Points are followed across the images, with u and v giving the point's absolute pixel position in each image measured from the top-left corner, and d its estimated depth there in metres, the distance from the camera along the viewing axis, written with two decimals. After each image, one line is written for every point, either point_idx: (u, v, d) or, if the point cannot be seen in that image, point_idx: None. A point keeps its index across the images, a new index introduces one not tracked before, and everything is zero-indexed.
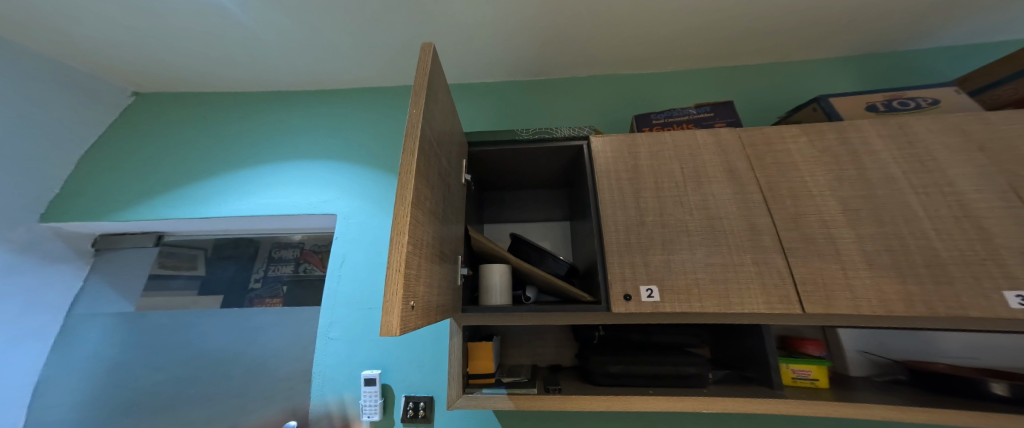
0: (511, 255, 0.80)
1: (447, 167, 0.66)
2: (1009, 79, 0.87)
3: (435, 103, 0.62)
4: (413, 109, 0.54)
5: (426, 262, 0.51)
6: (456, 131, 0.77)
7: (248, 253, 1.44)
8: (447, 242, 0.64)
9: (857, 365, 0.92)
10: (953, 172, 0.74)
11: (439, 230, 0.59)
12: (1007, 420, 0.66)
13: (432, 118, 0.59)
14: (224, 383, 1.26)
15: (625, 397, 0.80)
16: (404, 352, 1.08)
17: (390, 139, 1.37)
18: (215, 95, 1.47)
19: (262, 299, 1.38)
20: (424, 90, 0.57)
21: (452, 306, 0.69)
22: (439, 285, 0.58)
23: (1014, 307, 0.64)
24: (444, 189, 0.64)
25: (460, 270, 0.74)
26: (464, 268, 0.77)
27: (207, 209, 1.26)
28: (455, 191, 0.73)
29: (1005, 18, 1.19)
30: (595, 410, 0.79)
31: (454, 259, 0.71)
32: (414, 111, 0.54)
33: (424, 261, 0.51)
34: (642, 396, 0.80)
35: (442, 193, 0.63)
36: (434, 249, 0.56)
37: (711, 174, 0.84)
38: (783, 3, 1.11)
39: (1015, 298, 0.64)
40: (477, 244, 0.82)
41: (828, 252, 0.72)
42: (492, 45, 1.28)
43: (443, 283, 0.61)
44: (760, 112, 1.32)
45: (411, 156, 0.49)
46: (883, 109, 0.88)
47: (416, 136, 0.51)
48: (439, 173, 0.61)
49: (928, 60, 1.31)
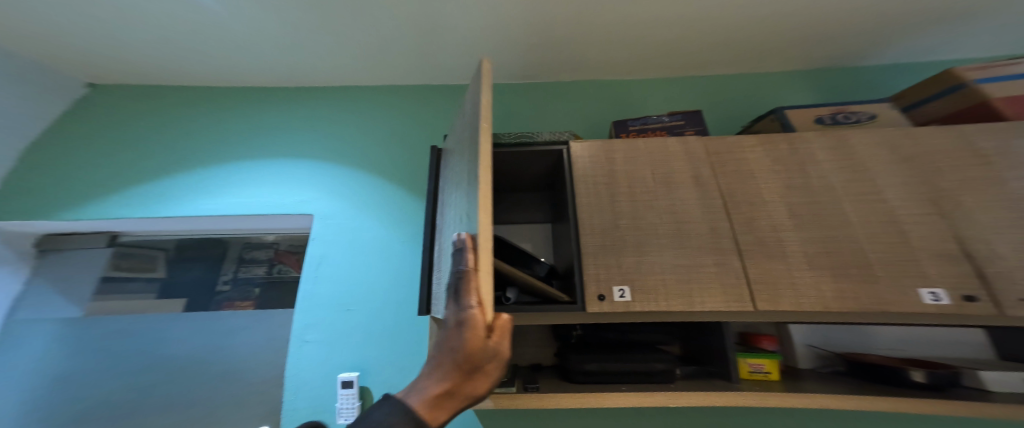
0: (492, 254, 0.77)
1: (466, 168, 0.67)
2: (932, 99, 0.97)
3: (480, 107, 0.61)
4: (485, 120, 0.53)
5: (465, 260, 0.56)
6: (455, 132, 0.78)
7: (215, 254, 1.39)
8: None
9: (805, 357, 1.00)
10: (882, 181, 0.82)
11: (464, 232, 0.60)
12: (924, 404, 0.73)
13: None
14: (186, 392, 1.21)
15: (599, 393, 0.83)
16: (384, 354, 1.08)
17: (370, 139, 1.36)
18: (183, 89, 1.42)
19: (231, 302, 1.34)
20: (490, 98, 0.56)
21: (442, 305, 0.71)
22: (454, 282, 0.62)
23: (928, 303, 0.70)
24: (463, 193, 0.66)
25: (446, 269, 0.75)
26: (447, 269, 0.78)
27: (171, 207, 1.21)
28: None
29: (941, 40, 1.30)
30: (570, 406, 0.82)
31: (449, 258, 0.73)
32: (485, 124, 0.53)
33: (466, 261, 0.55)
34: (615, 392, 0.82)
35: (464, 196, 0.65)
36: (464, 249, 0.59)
37: (679, 180, 0.88)
38: (748, 20, 1.19)
39: (928, 294, 0.71)
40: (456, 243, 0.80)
41: (778, 253, 0.78)
42: (472, 48, 1.29)
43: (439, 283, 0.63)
44: (727, 120, 1.39)
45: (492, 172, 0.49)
46: (829, 122, 0.95)
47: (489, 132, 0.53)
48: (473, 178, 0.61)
49: (875, 76, 1.42)
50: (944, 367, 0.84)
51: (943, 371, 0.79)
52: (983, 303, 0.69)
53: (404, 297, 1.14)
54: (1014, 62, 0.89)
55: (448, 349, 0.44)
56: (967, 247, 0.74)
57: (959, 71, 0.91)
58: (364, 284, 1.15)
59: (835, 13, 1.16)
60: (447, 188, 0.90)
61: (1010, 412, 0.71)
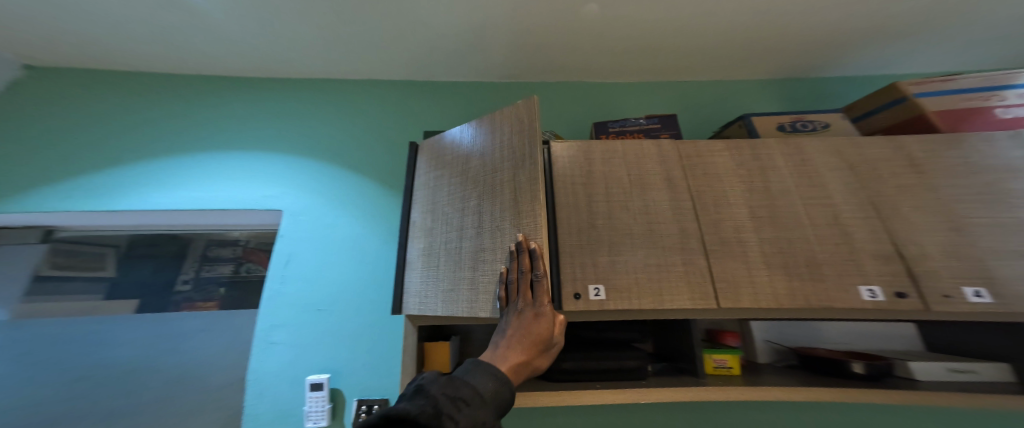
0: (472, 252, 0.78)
1: (482, 181, 0.78)
2: (879, 109, 1.04)
3: (510, 138, 0.77)
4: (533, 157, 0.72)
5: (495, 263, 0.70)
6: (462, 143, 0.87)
7: (169, 251, 1.31)
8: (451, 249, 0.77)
9: (763, 352, 1.04)
10: (832, 187, 0.87)
11: (494, 238, 0.71)
12: (863, 393, 0.79)
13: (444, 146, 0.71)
14: (134, 398, 1.14)
15: (576, 390, 0.80)
16: (357, 355, 1.05)
17: (344, 134, 1.32)
18: (140, 76, 1.33)
19: (192, 302, 1.28)
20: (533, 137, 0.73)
21: (441, 302, 0.76)
22: (473, 282, 0.72)
23: (866, 300, 0.76)
24: (480, 204, 0.77)
25: (439, 268, 0.79)
26: (432, 267, 0.81)
27: (124, 201, 1.14)
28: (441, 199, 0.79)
29: (894, 55, 1.40)
30: (547, 404, 0.79)
31: (448, 259, 0.78)
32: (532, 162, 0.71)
33: (497, 264, 0.69)
34: (591, 389, 0.80)
35: (481, 207, 0.76)
36: (488, 253, 0.71)
37: (653, 181, 0.90)
38: (723, 29, 1.23)
39: (866, 291, 0.76)
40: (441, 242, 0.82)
41: (739, 253, 0.82)
42: (450, 45, 1.28)
43: (460, 285, 0.74)
44: (701, 125, 1.44)
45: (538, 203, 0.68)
46: (789, 130, 1.00)
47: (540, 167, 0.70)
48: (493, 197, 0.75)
49: (837, 87, 1.51)
50: (880, 358, 0.91)
51: (880, 362, 0.85)
52: (911, 300, 0.75)
53: (378, 297, 1.11)
54: (947, 78, 0.98)
55: (522, 332, 0.61)
56: (900, 249, 0.80)
57: (903, 84, 0.99)
58: (337, 283, 1.12)
59: (799, 26, 1.22)
60: (430, 187, 0.90)
61: (932, 399, 0.78)
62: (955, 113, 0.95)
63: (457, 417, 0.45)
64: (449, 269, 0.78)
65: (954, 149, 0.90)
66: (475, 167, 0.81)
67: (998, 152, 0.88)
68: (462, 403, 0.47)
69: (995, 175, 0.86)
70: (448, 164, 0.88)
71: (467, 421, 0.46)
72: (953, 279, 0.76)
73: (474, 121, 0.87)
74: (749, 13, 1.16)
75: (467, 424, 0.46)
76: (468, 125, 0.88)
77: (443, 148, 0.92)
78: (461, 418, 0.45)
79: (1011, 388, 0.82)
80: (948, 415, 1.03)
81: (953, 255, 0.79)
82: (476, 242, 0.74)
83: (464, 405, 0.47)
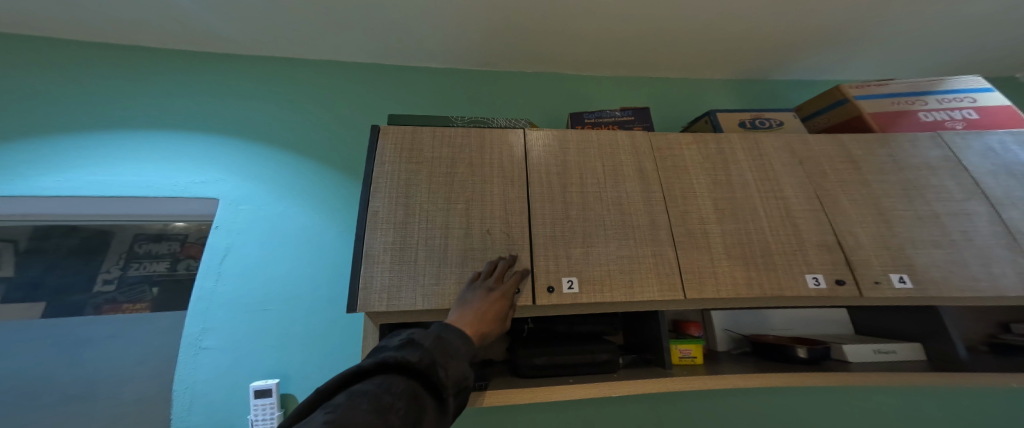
0: (453, 245, 0.76)
1: (467, 183, 0.82)
2: (826, 110, 1.13)
3: (496, 148, 0.87)
4: (518, 170, 0.85)
5: (484, 262, 0.75)
6: (439, 138, 0.87)
7: (81, 246, 1.10)
8: (434, 244, 0.76)
9: (722, 340, 1.09)
10: (784, 181, 0.92)
11: (483, 239, 0.77)
12: (805, 375, 0.85)
13: (445, 167, 0.83)
14: (35, 416, 0.97)
15: (547, 387, 0.78)
16: (310, 357, 0.96)
17: (299, 117, 1.21)
18: (50, 43, 1.14)
19: (116, 305, 1.09)
20: (521, 151, 0.88)
21: (419, 297, 0.71)
22: (458, 279, 0.73)
23: (811, 287, 0.80)
24: (467, 207, 0.80)
25: (415, 261, 0.74)
26: (404, 259, 0.74)
27: (29, 185, 0.98)
28: (429, 195, 0.80)
29: (840, 61, 1.51)
30: (517, 402, 0.76)
31: (426, 254, 0.75)
32: (519, 175, 0.85)
33: (486, 262, 0.75)
34: (562, 385, 0.79)
35: (468, 209, 0.80)
36: (473, 252, 0.76)
37: (626, 173, 0.90)
38: (695, 28, 1.26)
39: (812, 279, 0.81)
40: (415, 234, 0.76)
41: (703, 245, 0.83)
42: (419, 26, 1.20)
43: (444, 281, 0.73)
44: (671, 120, 1.47)
45: (522, 216, 0.81)
46: (748, 126, 1.05)
47: (524, 179, 0.85)
48: (479, 203, 0.81)
49: (791, 89, 1.61)
50: (820, 343, 0.98)
51: (821, 347, 0.92)
52: (849, 287, 0.81)
53: (335, 294, 1.03)
54: (881, 84, 1.09)
55: (482, 305, 0.65)
56: (841, 239, 0.86)
57: (845, 87, 1.08)
58: (287, 282, 1.01)
59: (759, 29, 1.28)
60: (401, 179, 0.81)
61: (865, 378, 0.85)
62: (885, 114, 1.04)
63: (448, 368, 0.48)
64: (428, 263, 0.74)
65: (885, 148, 0.98)
66: (461, 172, 0.83)
67: (921, 151, 0.97)
68: (449, 356, 0.50)
69: (919, 172, 0.94)
70: (421, 154, 0.84)
71: (454, 372, 0.49)
72: (883, 267, 0.83)
73: (461, 127, 0.89)
74: (717, 13, 1.19)
75: (454, 374, 0.48)
76: (455, 129, 0.89)
77: (418, 137, 0.86)
78: (450, 369, 0.48)
79: (924, 366, 0.92)
80: (873, 392, 1.14)
81: (884, 246, 0.85)
82: (464, 240, 0.77)
83: (451, 359, 0.50)
